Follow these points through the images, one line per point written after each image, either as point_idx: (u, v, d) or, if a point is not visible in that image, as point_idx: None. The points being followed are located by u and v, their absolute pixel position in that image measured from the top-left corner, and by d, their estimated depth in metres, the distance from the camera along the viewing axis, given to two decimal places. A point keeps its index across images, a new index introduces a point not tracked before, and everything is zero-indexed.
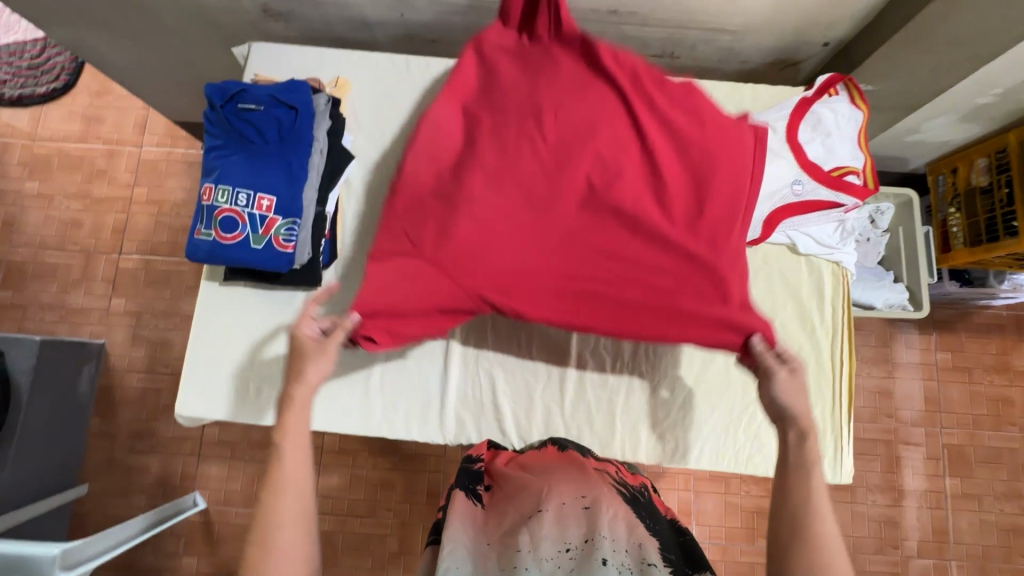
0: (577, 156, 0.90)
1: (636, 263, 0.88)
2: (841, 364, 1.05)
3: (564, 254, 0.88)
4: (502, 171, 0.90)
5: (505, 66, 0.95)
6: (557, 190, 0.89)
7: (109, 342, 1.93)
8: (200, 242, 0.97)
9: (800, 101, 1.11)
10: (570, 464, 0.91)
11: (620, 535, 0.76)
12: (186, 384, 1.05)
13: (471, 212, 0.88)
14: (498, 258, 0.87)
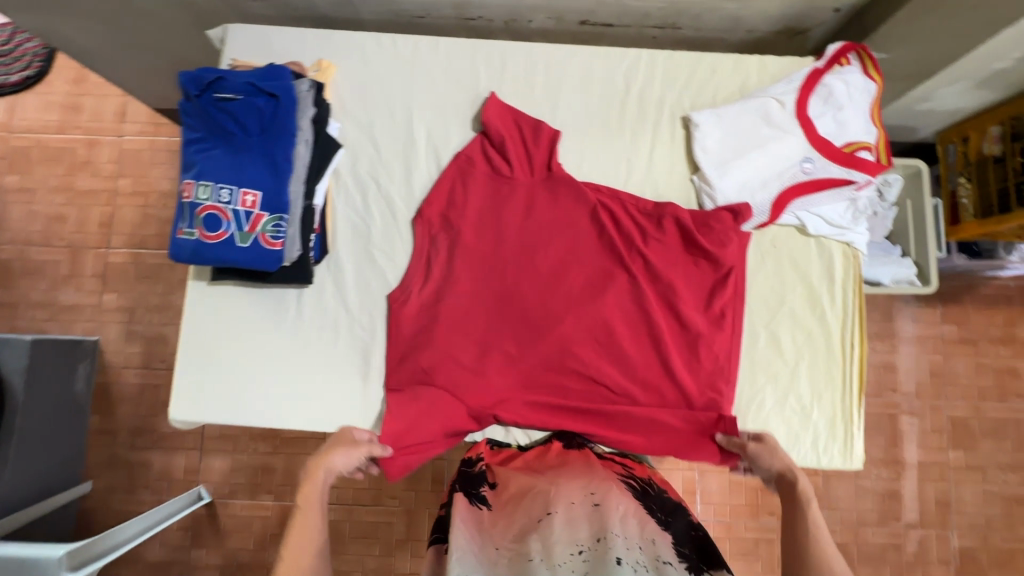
0: (565, 298, 1.00)
1: (625, 391, 0.98)
2: (852, 349, 1.02)
3: (559, 386, 0.99)
4: (499, 307, 1.01)
5: (495, 184, 1.05)
6: (550, 324, 0.99)
7: (103, 339, 1.90)
8: (183, 242, 0.93)
9: (810, 73, 1.05)
10: (574, 464, 0.89)
11: (633, 533, 0.73)
12: (179, 389, 1.02)
13: (477, 336, 1.00)
14: (503, 369, 0.99)
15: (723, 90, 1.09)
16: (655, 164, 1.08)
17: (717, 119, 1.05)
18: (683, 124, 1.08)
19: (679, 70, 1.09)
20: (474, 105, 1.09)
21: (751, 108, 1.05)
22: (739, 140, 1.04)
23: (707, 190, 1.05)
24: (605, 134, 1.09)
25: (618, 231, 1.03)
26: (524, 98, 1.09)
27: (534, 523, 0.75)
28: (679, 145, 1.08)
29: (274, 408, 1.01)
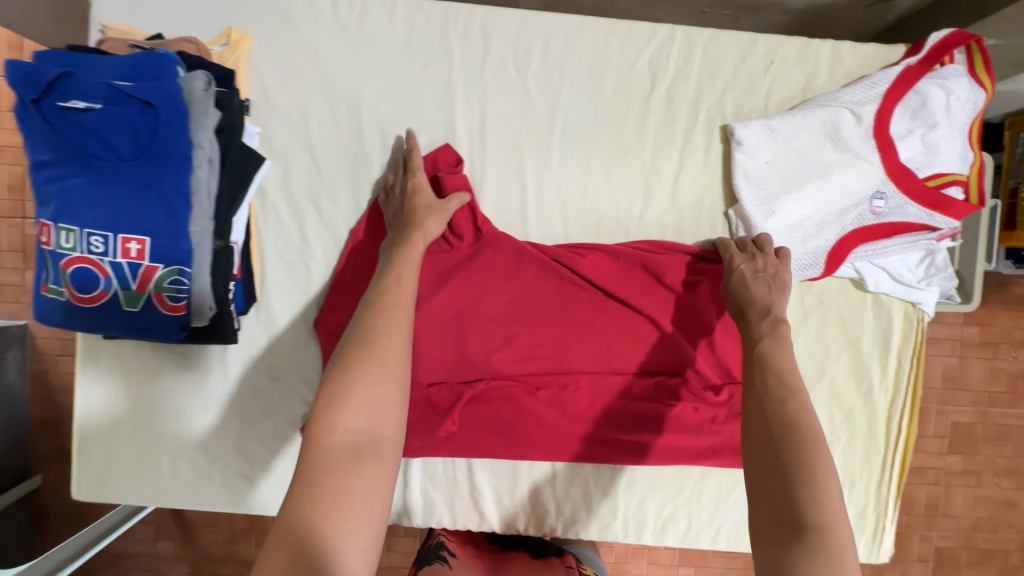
0: (527, 368, 0.83)
1: (609, 379, 0.83)
2: (901, 433, 0.84)
3: (529, 364, 0.82)
4: (448, 354, 0.82)
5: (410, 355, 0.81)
6: (501, 361, 0.82)
7: (34, 322, 1.67)
8: (50, 303, 0.69)
9: (903, 71, 0.78)
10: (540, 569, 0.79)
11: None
12: (81, 467, 0.83)
13: (411, 361, 0.81)
14: (470, 348, 0.82)
15: (779, 91, 0.81)
16: (682, 190, 0.82)
17: (767, 136, 0.79)
18: (722, 136, 0.82)
19: (723, 58, 0.80)
20: (447, 102, 0.80)
21: (816, 121, 0.78)
22: (793, 165, 0.79)
23: (747, 232, 0.81)
24: (620, 148, 0.82)
25: (568, 393, 0.82)
26: (514, 91, 0.80)
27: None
28: (715, 165, 0.82)
29: (206, 489, 0.84)
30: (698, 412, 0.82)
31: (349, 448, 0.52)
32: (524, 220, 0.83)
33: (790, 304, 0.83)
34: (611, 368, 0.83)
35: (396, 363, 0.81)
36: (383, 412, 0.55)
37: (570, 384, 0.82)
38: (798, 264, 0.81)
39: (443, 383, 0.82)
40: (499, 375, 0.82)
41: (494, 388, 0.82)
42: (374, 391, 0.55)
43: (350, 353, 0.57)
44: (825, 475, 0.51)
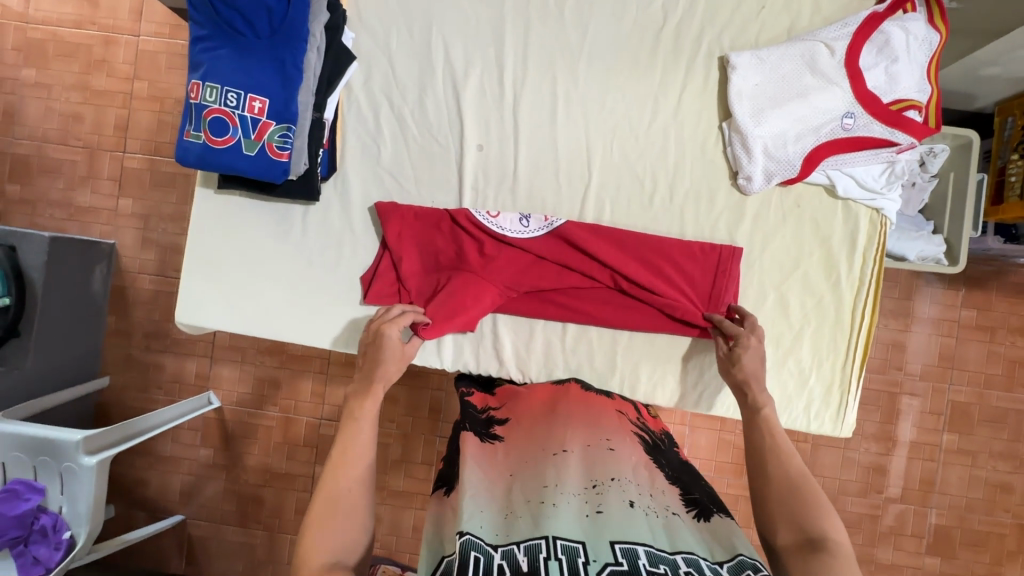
0: (545, 241, 0.99)
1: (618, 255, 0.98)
2: (863, 320, 0.99)
3: (546, 237, 0.99)
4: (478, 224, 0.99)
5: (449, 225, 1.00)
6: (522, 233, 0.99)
7: (120, 243, 1.92)
8: (189, 144, 0.91)
9: (870, 16, 0.95)
10: (595, 409, 0.91)
11: (645, 481, 0.77)
12: (185, 293, 1.03)
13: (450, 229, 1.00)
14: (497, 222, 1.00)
15: (768, 32, 1.00)
16: (684, 107, 1.01)
17: (757, 63, 0.97)
18: (719, 65, 1.00)
19: (723, 3, 1.00)
20: (498, 26, 1.01)
21: (797, 52, 0.96)
22: (777, 86, 0.97)
23: (738, 140, 0.98)
24: (634, 70, 1.01)
25: (581, 265, 0.99)
26: (552, 21, 1.01)
27: (550, 457, 0.79)
28: (713, 88, 1.00)
29: (277, 322, 1.02)
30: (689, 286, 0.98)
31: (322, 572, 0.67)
32: (553, 124, 1.02)
33: (771, 204, 1.00)
34: (619, 246, 0.99)
35: (436, 229, 1.01)
36: (347, 539, 0.72)
37: (583, 257, 0.98)
38: (779, 168, 0.97)
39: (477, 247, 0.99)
40: (521, 244, 0.99)
41: (518, 256, 0.99)
42: (338, 532, 0.71)
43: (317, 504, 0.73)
44: (823, 511, 0.69)
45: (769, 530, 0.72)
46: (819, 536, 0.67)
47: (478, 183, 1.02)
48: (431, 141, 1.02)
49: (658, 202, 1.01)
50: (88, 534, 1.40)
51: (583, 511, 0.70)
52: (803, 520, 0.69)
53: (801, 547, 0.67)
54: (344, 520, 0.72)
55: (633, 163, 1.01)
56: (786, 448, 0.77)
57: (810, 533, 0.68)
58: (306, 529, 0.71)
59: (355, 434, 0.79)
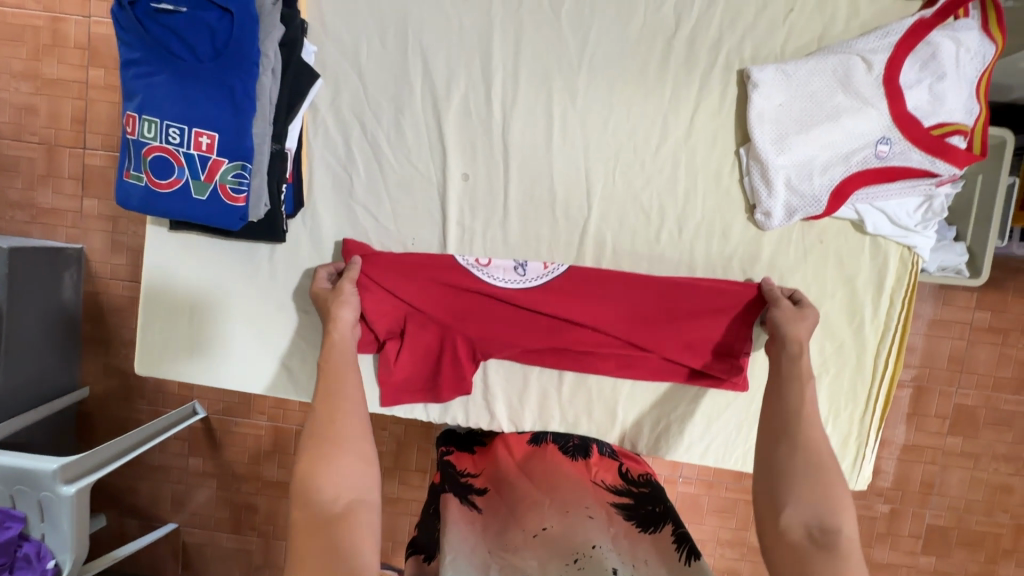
0: (549, 288, 0.88)
1: (628, 305, 0.88)
2: (887, 368, 0.91)
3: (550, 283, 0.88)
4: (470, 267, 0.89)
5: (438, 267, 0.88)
6: (523, 279, 0.88)
7: (88, 247, 1.79)
8: (130, 187, 0.79)
9: (915, 24, 0.82)
10: (570, 475, 0.86)
11: (627, 552, 0.71)
12: (144, 341, 0.94)
13: (439, 271, 0.88)
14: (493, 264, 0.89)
15: (796, 38, 0.86)
16: (697, 127, 0.89)
17: (781, 79, 0.84)
18: (738, 79, 0.87)
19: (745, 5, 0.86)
20: (484, 34, 0.87)
21: (829, 67, 0.83)
22: (805, 106, 0.84)
23: (757, 169, 0.86)
24: (640, 85, 0.88)
25: (589, 313, 0.88)
26: (545, 25, 0.87)
27: (527, 538, 0.72)
28: (730, 106, 0.88)
29: (248, 372, 0.94)
30: (705, 339, 0.87)
31: (331, 516, 0.65)
32: (547, 149, 0.90)
33: (791, 240, 0.90)
34: (632, 293, 0.87)
35: (420, 270, 0.89)
36: (352, 479, 0.68)
37: (590, 305, 0.88)
38: (803, 202, 0.86)
39: (470, 293, 0.88)
40: (520, 289, 0.88)
41: (516, 302, 0.88)
42: (338, 467, 0.68)
43: (313, 438, 0.70)
44: (836, 494, 0.65)
45: (773, 508, 0.66)
46: (832, 527, 0.63)
47: (464, 218, 0.91)
48: (410, 170, 0.91)
49: (666, 238, 0.91)
50: (75, 560, 1.37)
51: None
52: (819, 505, 0.64)
53: (813, 539, 0.62)
54: (342, 455, 0.69)
55: (636, 190, 0.90)
56: (814, 423, 0.71)
57: (824, 520, 0.64)
58: (311, 460, 0.68)
59: (351, 377, 0.76)
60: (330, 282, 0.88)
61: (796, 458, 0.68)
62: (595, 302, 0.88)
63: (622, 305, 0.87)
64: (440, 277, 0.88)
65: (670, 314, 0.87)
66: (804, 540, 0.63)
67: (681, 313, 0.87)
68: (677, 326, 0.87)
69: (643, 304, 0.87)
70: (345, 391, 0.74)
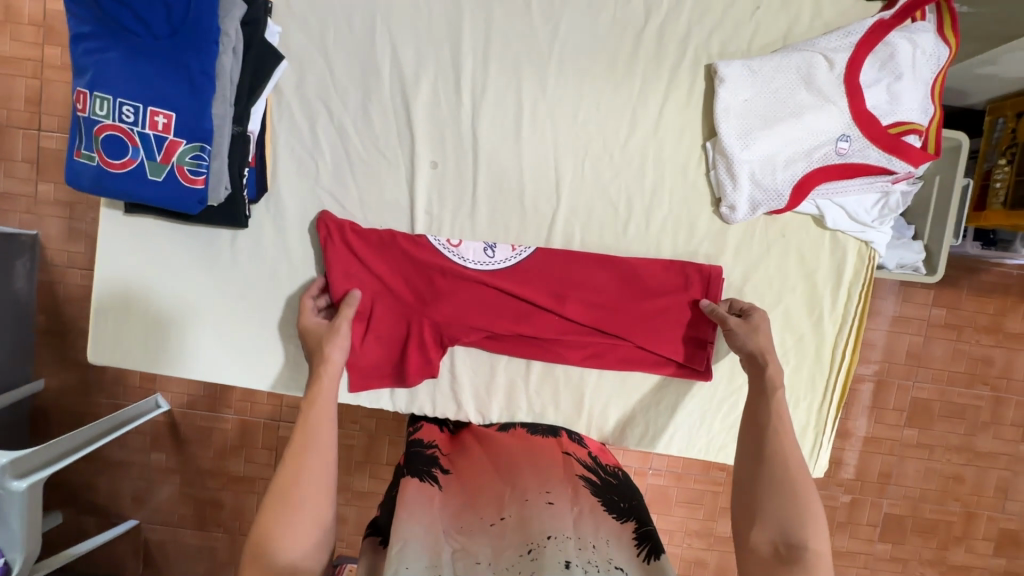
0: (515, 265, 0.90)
1: (593, 282, 0.90)
2: (844, 358, 0.93)
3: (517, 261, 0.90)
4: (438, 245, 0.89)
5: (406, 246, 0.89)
6: (490, 257, 0.90)
7: (43, 234, 1.71)
8: (80, 167, 0.76)
9: (875, 25, 0.84)
10: (536, 463, 0.85)
11: (585, 536, 0.72)
12: (99, 330, 0.91)
13: (407, 250, 0.88)
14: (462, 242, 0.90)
15: (763, 36, 0.88)
16: (665, 121, 0.89)
17: (747, 75, 0.86)
18: (705, 74, 0.88)
19: (712, 2, 0.87)
20: (454, 20, 0.86)
21: (793, 64, 0.85)
22: (770, 103, 0.86)
23: (723, 164, 0.88)
24: (609, 77, 0.88)
25: (554, 289, 0.90)
26: (515, 14, 0.86)
27: (484, 529, 0.74)
28: (698, 100, 0.89)
29: (207, 362, 0.92)
30: (666, 319, 0.91)
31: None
32: (518, 138, 0.89)
33: (754, 235, 0.91)
34: (596, 271, 0.90)
35: (388, 249, 0.89)
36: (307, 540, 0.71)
37: (556, 281, 0.90)
38: (767, 197, 0.88)
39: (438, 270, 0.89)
40: (488, 265, 0.89)
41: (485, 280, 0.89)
42: (299, 526, 0.71)
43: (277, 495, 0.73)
44: (807, 513, 0.68)
45: (745, 523, 0.71)
46: (799, 542, 0.67)
47: (433, 207, 0.90)
48: (378, 157, 0.89)
49: (633, 231, 0.91)
50: (25, 559, 1.32)
51: None
52: (789, 522, 0.68)
53: (779, 554, 0.67)
54: (303, 513, 0.72)
55: (605, 184, 0.91)
56: (788, 442, 0.75)
57: (792, 535, 0.68)
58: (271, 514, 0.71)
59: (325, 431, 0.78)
60: (319, 315, 0.88)
61: (769, 474, 0.72)
62: (561, 278, 0.90)
63: (587, 282, 0.90)
64: (409, 256, 0.89)
65: (632, 292, 0.90)
66: (771, 554, 0.68)
67: (643, 292, 0.90)
68: (640, 303, 0.90)
69: (608, 282, 0.90)
70: (315, 450, 0.76)
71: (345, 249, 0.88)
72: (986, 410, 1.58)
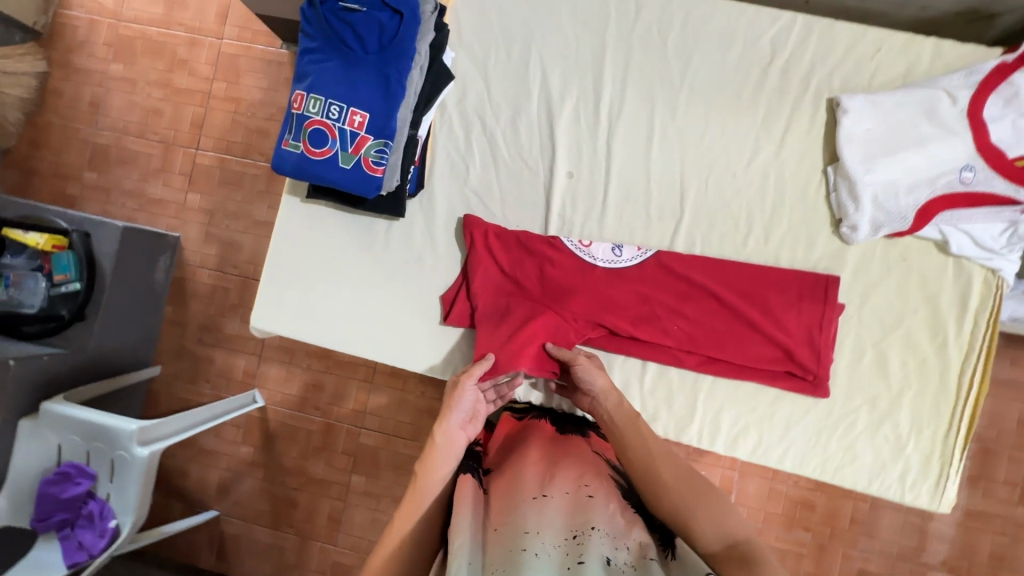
0: (640, 270, 0.96)
1: (714, 289, 0.94)
2: (971, 385, 0.92)
3: (640, 266, 0.96)
4: (567, 250, 0.96)
5: (539, 247, 0.97)
6: (615, 261, 0.96)
7: (185, 237, 1.85)
8: (287, 153, 0.92)
9: (998, 67, 0.90)
10: (580, 453, 0.81)
11: (620, 532, 0.67)
12: (263, 299, 1.04)
13: (540, 251, 0.97)
14: (589, 246, 0.97)
15: (882, 75, 0.95)
16: (787, 145, 0.97)
17: (870, 107, 0.92)
18: (827, 107, 0.96)
19: (835, 43, 0.96)
20: (598, 55, 0.99)
21: (916, 100, 0.91)
22: (889, 132, 0.92)
23: (845, 186, 0.93)
24: (731, 108, 0.98)
25: (676, 294, 0.95)
26: (654, 54, 0.98)
27: (527, 501, 0.71)
28: (818, 130, 0.96)
29: (349, 333, 1.01)
30: (787, 324, 0.92)
31: None
32: (647, 154, 0.99)
33: (875, 254, 0.94)
34: (717, 279, 0.95)
35: (523, 249, 0.98)
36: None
37: (678, 286, 0.95)
38: (890, 218, 0.92)
39: (569, 271, 0.96)
40: (613, 269, 0.96)
41: (610, 281, 0.96)
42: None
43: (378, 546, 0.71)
44: None
45: None
46: None
47: (565, 212, 1.00)
48: (521, 165, 1.01)
49: (750, 244, 0.97)
50: (134, 524, 1.29)
51: (563, 567, 0.62)
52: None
53: None
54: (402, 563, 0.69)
55: (726, 201, 0.98)
56: None
57: None
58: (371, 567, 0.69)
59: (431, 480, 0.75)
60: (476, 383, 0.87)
61: None
62: (683, 283, 0.95)
63: (710, 288, 0.94)
64: (541, 256, 0.97)
65: (752, 302, 0.93)
66: None
67: (765, 299, 0.93)
68: (760, 311, 0.93)
69: (730, 290, 0.94)
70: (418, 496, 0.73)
71: (484, 247, 0.97)
72: None
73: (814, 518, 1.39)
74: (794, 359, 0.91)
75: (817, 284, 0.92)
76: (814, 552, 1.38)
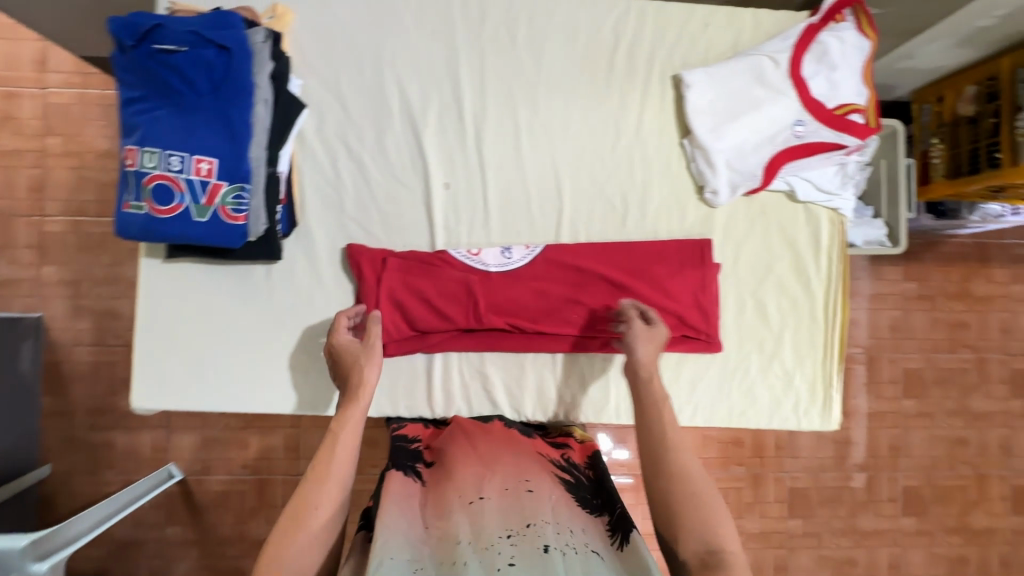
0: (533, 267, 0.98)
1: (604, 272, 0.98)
2: (834, 314, 1.03)
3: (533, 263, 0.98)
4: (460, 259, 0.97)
5: (432, 262, 0.96)
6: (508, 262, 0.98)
7: (48, 315, 1.59)
8: (130, 217, 0.83)
9: (806, 28, 1.00)
10: (516, 448, 0.86)
11: (563, 520, 0.72)
12: (141, 374, 0.94)
13: (432, 266, 0.97)
14: (482, 252, 0.98)
15: (716, 46, 1.03)
16: (646, 124, 1.02)
17: (709, 79, 0.99)
18: (673, 83, 1.02)
19: (671, 23, 1.02)
20: (450, 62, 0.99)
21: (745, 67, 0.99)
22: (727, 99, 0.99)
23: (701, 155, 1.00)
24: (590, 96, 1.01)
25: (571, 283, 0.98)
26: (508, 55, 0.99)
27: (465, 505, 0.73)
28: (670, 106, 1.02)
29: (248, 390, 0.95)
30: (675, 291, 0.98)
31: None
32: (517, 153, 1.00)
33: (739, 212, 1.03)
34: (607, 262, 0.98)
35: (416, 267, 0.97)
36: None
37: (570, 275, 0.98)
38: (742, 179, 1.00)
39: (465, 280, 0.96)
40: (508, 270, 0.98)
41: (507, 283, 0.97)
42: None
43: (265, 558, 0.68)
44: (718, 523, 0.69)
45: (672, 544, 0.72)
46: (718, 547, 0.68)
47: (450, 223, 0.99)
48: (396, 185, 0.98)
49: (631, 222, 1.02)
50: None
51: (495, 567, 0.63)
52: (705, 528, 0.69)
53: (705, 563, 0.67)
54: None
55: (604, 186, 1.01)
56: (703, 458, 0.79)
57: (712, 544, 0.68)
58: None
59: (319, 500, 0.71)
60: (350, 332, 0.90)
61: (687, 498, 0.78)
62: (575, 273, 0.98)
63: (601, 272, 0.98)
64: (435, 270, 0.96)
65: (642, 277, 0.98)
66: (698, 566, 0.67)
67: (653, 273, 0.98)
68: (650, 284, 0.98)
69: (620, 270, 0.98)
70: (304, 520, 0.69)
71: (376, 272, 0.95)
72: (971, 373, 1.55)
73: (745, 453, 1.50)
74: (687, 323, 0.98)
75: (693, 249, 0.99)
76: (749, 483, 1.50)
